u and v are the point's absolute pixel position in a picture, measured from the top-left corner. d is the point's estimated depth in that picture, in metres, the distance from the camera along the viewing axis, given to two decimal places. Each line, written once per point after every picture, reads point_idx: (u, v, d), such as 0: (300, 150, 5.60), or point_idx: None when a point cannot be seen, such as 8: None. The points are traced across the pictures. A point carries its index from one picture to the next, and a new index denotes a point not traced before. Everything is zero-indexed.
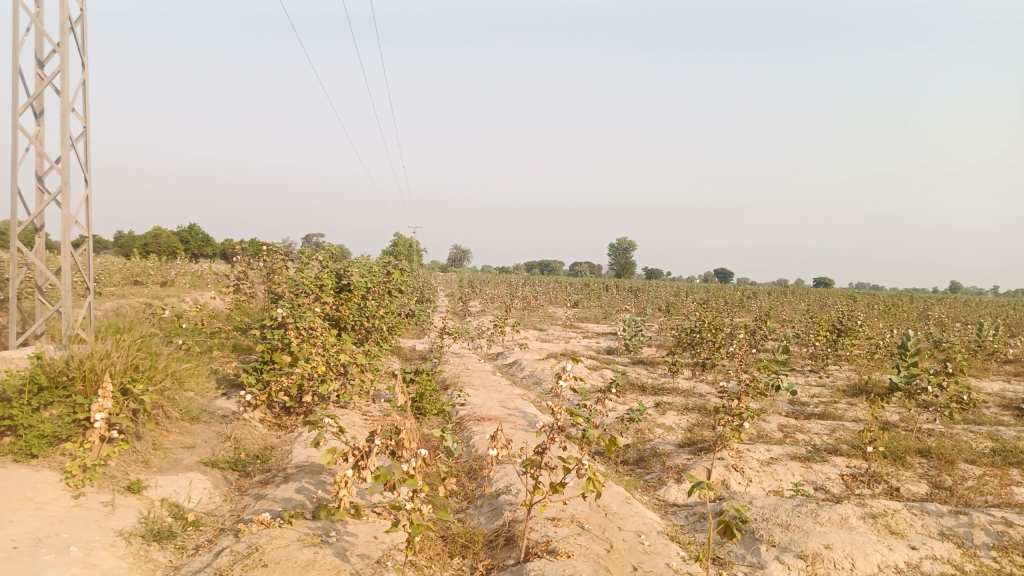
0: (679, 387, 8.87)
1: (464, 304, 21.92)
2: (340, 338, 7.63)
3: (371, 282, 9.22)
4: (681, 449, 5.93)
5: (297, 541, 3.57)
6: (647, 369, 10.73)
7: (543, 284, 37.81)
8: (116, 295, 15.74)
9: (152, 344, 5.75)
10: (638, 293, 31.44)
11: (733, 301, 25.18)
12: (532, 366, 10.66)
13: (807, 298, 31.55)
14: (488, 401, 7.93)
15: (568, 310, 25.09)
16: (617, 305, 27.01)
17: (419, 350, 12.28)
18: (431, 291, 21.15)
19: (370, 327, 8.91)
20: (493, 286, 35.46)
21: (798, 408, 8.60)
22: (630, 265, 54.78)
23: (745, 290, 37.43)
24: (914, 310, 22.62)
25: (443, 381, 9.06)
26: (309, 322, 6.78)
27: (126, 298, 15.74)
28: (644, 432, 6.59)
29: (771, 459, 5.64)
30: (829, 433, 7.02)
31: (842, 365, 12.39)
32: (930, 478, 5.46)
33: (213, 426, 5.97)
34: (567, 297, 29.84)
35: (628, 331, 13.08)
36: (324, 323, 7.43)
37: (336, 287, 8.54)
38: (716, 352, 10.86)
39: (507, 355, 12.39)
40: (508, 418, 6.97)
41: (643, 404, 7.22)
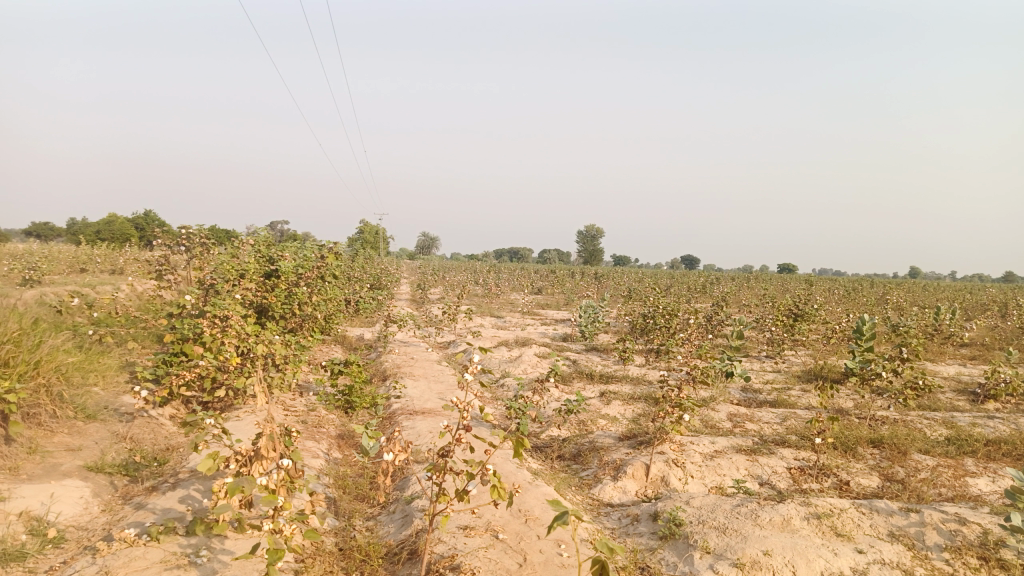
0: (629, 375, 8.52)
1: (422, 291, 21.45)
2: (264, 328, 7.11)
3: (303, 267, 8.66)
4: (621, 443, 5.55)
5: (158, 564, 3.09)
6: (600, 357, 10.37)
7: (507, 270, 37.39)
8: (50, 284, 14.99)
9: (35, 335, 5.18)
10: (603, 279, 31.19)
11: (696, 287, 24.99)
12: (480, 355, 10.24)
13: (769, 283, 31.59)
14: (426, 392, 7.47)
15: (530, 296, 24.75)
16: (580, 291, 26.76)
17: (366, 340, 11.77)
18: (388, 279, 20.62)
19: (302, 315, 8.37)
20: (456, 273, 34.94)
21: (751, 395, 8.31)
22: (596, 252, 54.60)
23: (710, 276, 37.45)
24: (873, 295, 22.71)
25: (381, 372, 8.58)
26: (224, 310, 6.25)
27: (65, 285, 15.02)
28: (585, 424, 6.20)
29: (714, 453, 5.28)
30: (780, 423, 6.72)
31: (799, 350, 12.19)
32: (881, 470, 5.14)
33: (110, 426, 5.43)
34: (530, 283, 29.46)
35: (584, 317, 12.73)
36: (244, 312, 6.90)
37: (262, 272, 7.98)
38: (670, 338, 10.54)
39: (458, 343, 11.95)
40: (442, 411, 6.54)
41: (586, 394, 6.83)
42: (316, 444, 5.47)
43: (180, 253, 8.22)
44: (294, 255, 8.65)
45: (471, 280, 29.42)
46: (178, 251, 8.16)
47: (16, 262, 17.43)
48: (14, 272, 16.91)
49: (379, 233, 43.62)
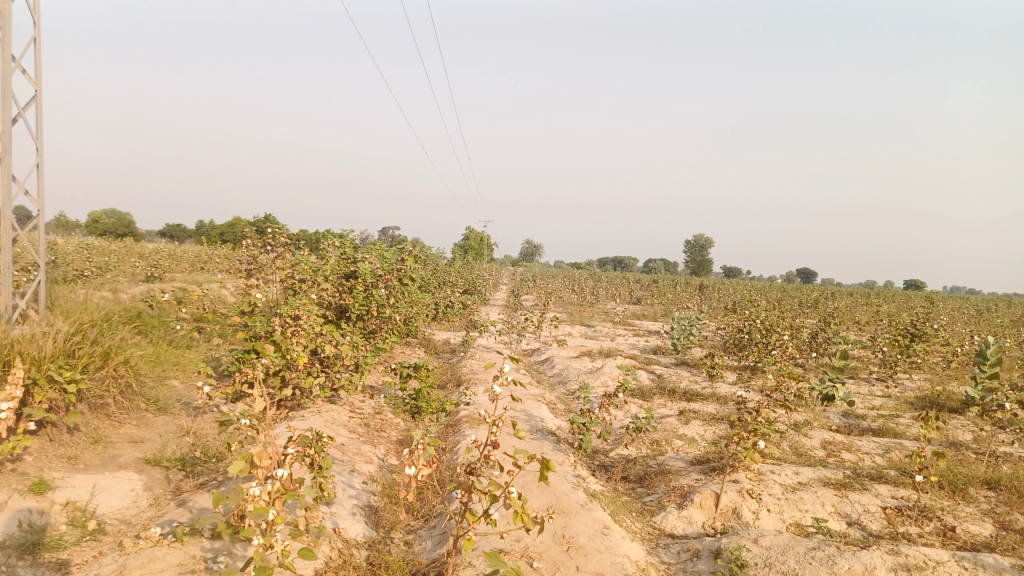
0: (715, 393, 7.98)
1: (518, 298, 21.36)
2: (338, 328, 7.13)
3: (383, 269, 8.65)
4: (693, 466, 5.11)
5: (174, 568, 3.00)
6: (688, 372, 9.83)
7: (607, 280, 36.80)
8: (167, 281, 15.97)
9: (109, 328, 5.34)
10: (705, 291, 30.08)
11: (805, 302, 23.58)
12: (563, 364, 9.95)
13: (890, 300, 29.45)
14: (497, 400, 7.26)
15: (628, 306, 24.15)
16: (681, 302, 25.89)
17: (450, 346, 11.71)
18: (483, 284, 20.65)
19: (380, 317, 8.36)
20: (556, 280, 34.75)
21: (852, 421, 7.57)
22: (704, 263, 52.90)
23: (823, 290, 35.41)
24: (1010, 316, 20.61)
25: (456, 378, 8.44)
26: (295, 307, 6.29)
27: (179, 282, 15.94)
28: (658, 444, 5.78)
29: (797, 484, 4.74)
30: (881, 454, 6.04)
31: (915, 374, 11.12)
32: (996, 517, 4.45)
33: (177, 420, 5.54)
34: (629, 293, 28.79)
35: (679, 327, 12.21)
36: (319, 311, 6.93)
37: (342, 272, 8.04)
38: (766, 354, 9.85)
39: (542, 351, 11.69)
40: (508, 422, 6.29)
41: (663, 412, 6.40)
42: (373, 449, 5.35)
43: (265, 253, 8.40)
44: (376, 257, 8.68)
45: (568, 288, 29.09)
46: (264, 250, 8.34)
47: (140, 259, 18.67)
48: (137, 270, 18.09)
49: (482, 240, 44.03)
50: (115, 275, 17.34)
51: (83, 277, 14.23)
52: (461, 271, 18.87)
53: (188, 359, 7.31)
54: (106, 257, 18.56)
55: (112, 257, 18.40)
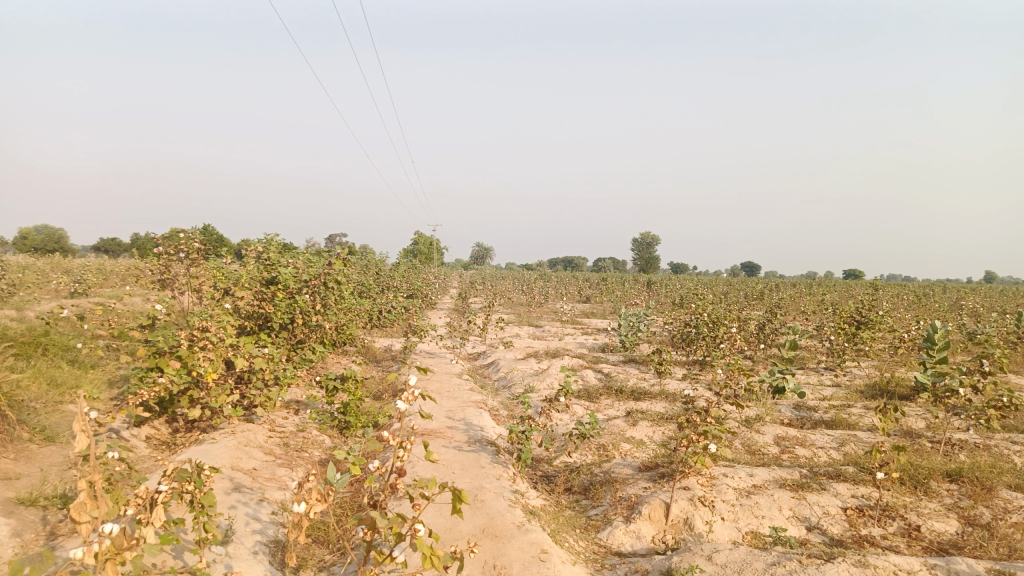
0: (664, 391, 7.64)
1: (464, 301, 20.88)
2: (256, 339, 6.55)
3: (308, 273, 8.04)
4: (641, 473, 4.72)
5: None
6: (636, 370, 9.50)
7: (557, 279, 36.60)
8: (89, 296, 15.02)
9: None
10: (654, 286, 30.14)
11: (751, 295, 23.67)
12: (507, 368, 9.51)
13: (832, 290, 29.96)
14: (433, 410, 6.78)
15: (577, 306, 23.91)
16: (629, 299, 25.76)
17: (390, 354, 11.16)
18: (428, 287, 20.09)
19: (305, 325, 7.78)
20: (504, 282, 34.36)
21: (804, 413, 7.32)
22: (652, 260, 53.23)
23: (768, 282, 35.83)
24: (947, 301, 21.04)
25: (392, 388, 7.91)
26: (202, 318, 5.71)
27: (101, 296, 15.01)
28: (604, 449, 5.38)
29: (752, 487, 4.39)
30: (836, 449, 5.76)
31: (863, 362, 11.03)
32: (961, 513, 4.18)
33: (66, 450, 4.91)
34: (578, 292, 28.54)
35: (627, 324, 11.95)
36: (233, 321, 6.36)
37: (261, 279, 7.45)
38: (715, 348, 9.60)
39: (487, 354, 11.24)
40: (444, 433, 5.81)
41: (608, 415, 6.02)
42: (290, 472, 4.82)
43: (178, 262, 7.75)
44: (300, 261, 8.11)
45: (517, 289, 28.71)
46: (176, 258, 7.70)
47: (61, 274, 17.60)
48: (58, 285, 17.02)
49: (430, 243, 43.34)
50: (31, 291, 16.27)
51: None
52: (403, 274, 18.29)
53: (91, 381, 6.62)
54: (22, 273, 17.40)
55: (29, 274, 17.28)
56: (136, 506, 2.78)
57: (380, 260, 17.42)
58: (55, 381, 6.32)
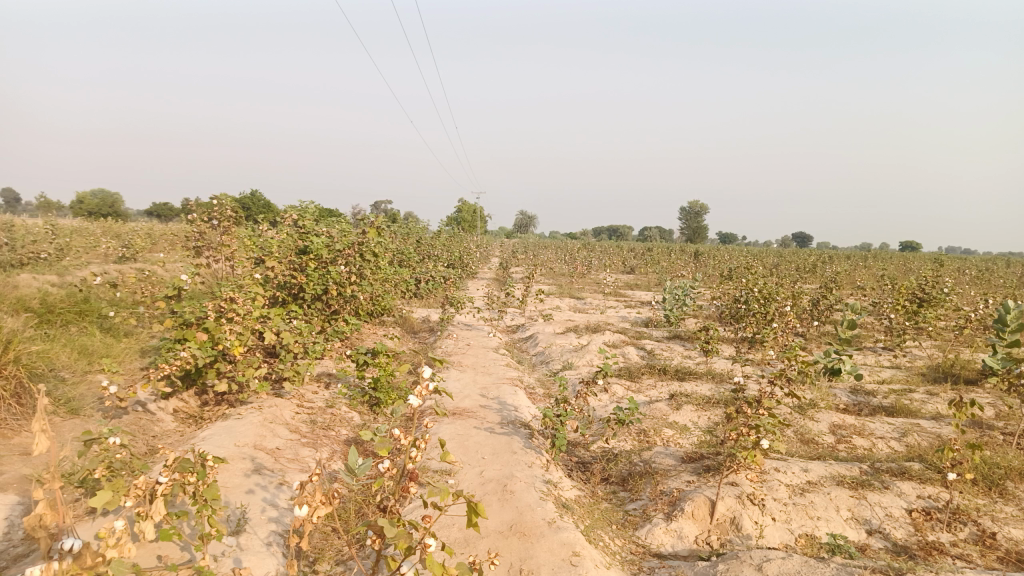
0: (710, 371, 7.26)
1: (506, 270, 20.60)
2: (287, 311, 6.37)
3: (342, 242, 7.82)
4: (685, 464, 4.39)
5: None
6: (681, 348, 9.10)
7: (601, 248, 36.02)
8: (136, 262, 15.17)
9: None
10: (701, 258, 29.39)
11: (803, 268, 22.81)
12: (546, 342, 9.22)
13: (888, 263, 28.78)
14: (468, 387, 6.54)
15: (622, 277, 23.42)
16: (675, 270, 25.14)
17: (428, 325, 10.97)
18: (469, 256, 19.86)
19: (339, 296, 7.58)
20: (547, 251, 33.97)
21: (861, 398, 6.86)
22: (700, 230, 52.09)
23: (821, 255, 34.64)
24: (1014, 277, 19.94)
25: (426, 361, 7.70)
26: (228, 290, 5.53)
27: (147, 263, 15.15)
28: (644, 436, 5.06)
29: (807, 484, 4.02)
30: (898, 440, 5.33)
31: (924, 341, 10.41)
32: None
33: (88, 424, 4.80)
34: (622, 263, 28.00)
35: (672, 298, 11.51)
36: (262, 292, 6.18)
37: (294, 249, 7.27)
38: (765, 326, 9.13)
39: (527, 328, 10.96)
40: (477, 413, 5.56)
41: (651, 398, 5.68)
42: (314, 453, 4.62)
43: (211, 231, 7.62)
44: (334, 230, 7.88)
45: (561, 258, 28.31)
46: (209, 226, 7.56)
47: (110, 239, 17.87)
48: (106, 250, 17.29)
49: (474, 211, 43.07)
50: (81, 256, 16.54)
51: (41, 259, 13.42)
52: (444, 243, 18.06)
53: (123, 351, 6.55)
54: (73, 238, 17.69)
55: (79, 239, 17.56)
56: (135, 498, 2.58)
57: (420, 229, 17.21)
58: (85, 350, 6.25)
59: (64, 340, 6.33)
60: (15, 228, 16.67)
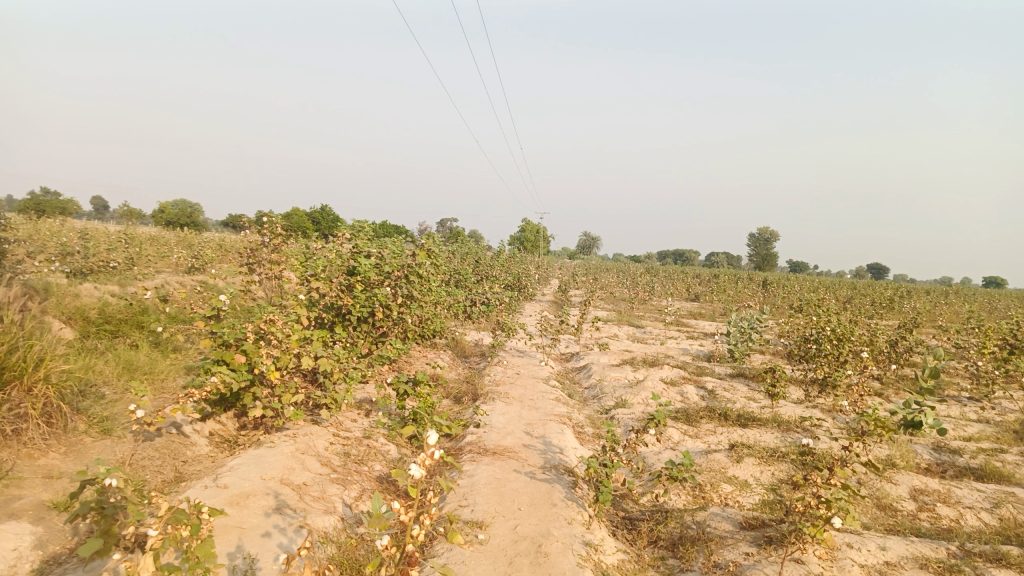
0: (775, 418, 6.73)
1: (565, 293, 20.24)
2: (329, 335, 6.20)
3: (393, 263, 7.63)
4: (743, 530, 3.94)
5: None
6: (744, 388, 8.56)
7: (665, 274, 35.19)
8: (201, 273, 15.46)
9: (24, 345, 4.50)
10: (770, 288, 28.32)
11: (879, 302, 21.68)
12: (600, 375, 8.82)
13: (972, 301, 27.17)
14: (512, 422, 6.21)
15: (684, 305, 22.73)
16: (742, 300, 24.28)
17: (480, 350, 10.69)
18: (528, 278, 19.56)
19: (386, 319, 7.39)
20: (609, 274, 33.45)
21: (945, 456, 6.22)
22: (769, 258, 50.57)
23: (900, 289, 32.94)
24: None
25: (473, 391, 7.40)
26: (268, 312, 5.38)
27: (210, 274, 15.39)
28: (700, 491, 4.62)
29: (885, 566, 3.51)
30: (990, 512, 4.72)
31: (1014, 392, 9.54)
32: None
33: (119, 446, 4.67)
34: (686, 290, 27.22)
35: (736, 331, 10.96)
36: (305, 314, 6.02)
37: (343, 269, 7.11)
38: (836, 368, 8.51)
39: (581, 357, 10.57)
40: (519, 454, 5.22)
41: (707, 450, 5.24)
42: (342, 491, 4.37)
43: (262, 249, 7.56)
44: (385, 251, 7.71)
45: (622, 283, 27.77)
46: (260, 244, 7.51)
47: (179, 248, 18.31)
48: (174, 260, 17.71)
49: (538, 231, 42.85)
50: (151, 266, 16.99)
51: (110, 268, 13.79)
52: (503, 264, 17.85)
53: (168, 368, 6.49)
54: (145, 247, 18.24)
55: (152, 250, 18.10)
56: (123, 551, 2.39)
57: (480, 249, 17.04)
58: (130, 365, 6.20)
59: (111, 354, 6.31)
60: (92, 237, 17.25)
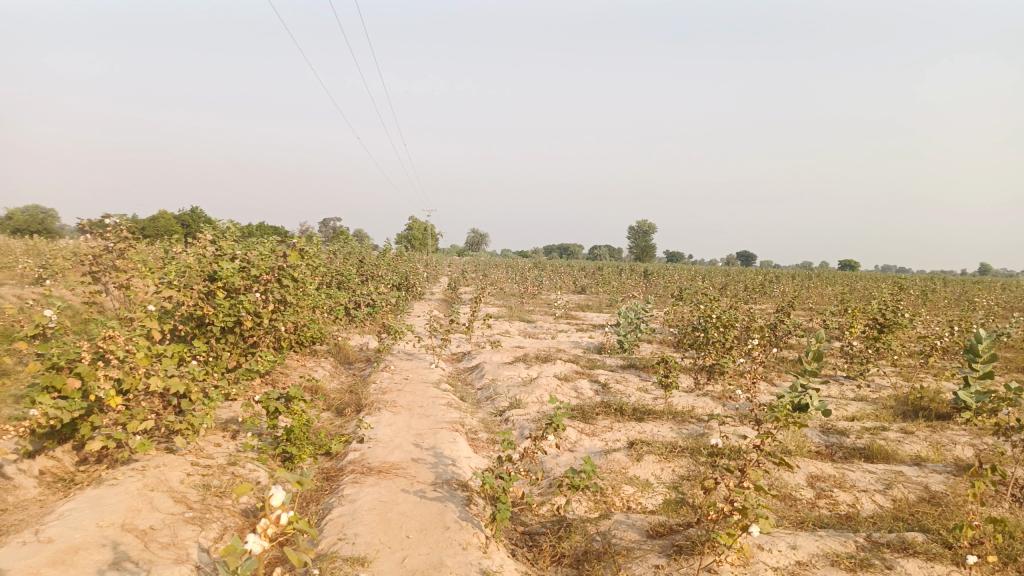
0: (671, 410, 6.61)
1: (454, 291, 19.84)
2: (186, 350, 5.47)
3: (263, 265, 6.93)
4: (651, 540, 3.67)
5: None
6: (637, 379, 8.46)
7: (553, 268, 35.45)
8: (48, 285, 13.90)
9: None
10: (652, 277, 29.07)
11: (754, 287, 22.67)
12: (492, 374, 8.46)
13: (834, 283, 29.03)
14: (400, 433, 5.72)
15: (573, 298, 22.88)
16: (627, 290, 24.75)
17: (365, 355, 10.08)
18: (415, 276, 18.97)
19: (255, 327, 6.70)
20: (498, 270, 33.33)
21: (835, 438, 6.28)
22: (650, 249, 52.26)
23: (771, 274, 34.75)
24: (956, 297, 20.11)
25: (356, 402, 6.85)
26: (107, 328, 4.62)
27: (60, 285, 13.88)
28: (602, 497, 4.33)
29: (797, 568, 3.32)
30: (885, 494, 4.71)
31: (885, 368, 10.00)
32: None
33: None
34: (573, 283, 27.46)
35: (625, 322, 10.92)
36: (156, 328, 5.28)
37: (203, 274, 6.36)
38: (724, 355, 8.57)
39: (472, 356, 10.19)
40: (406, 470, 4.76)
41: (606, 453, 4.97)
42: (199, 533, 3.77)
43: (107, 254, 6.64)
44: (252, 251, 6.99)
45: (511, 278, 27.70)
46: (104, 249, 6.58)
47: (24, 258, 16.46)
48: (18, 271, 15.90)
49: (424, 228, 42.12)
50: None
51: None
52: (388, 263, 17.21)
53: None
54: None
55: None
56: None
57: (362, 248, 16.30)
58: None
59: None
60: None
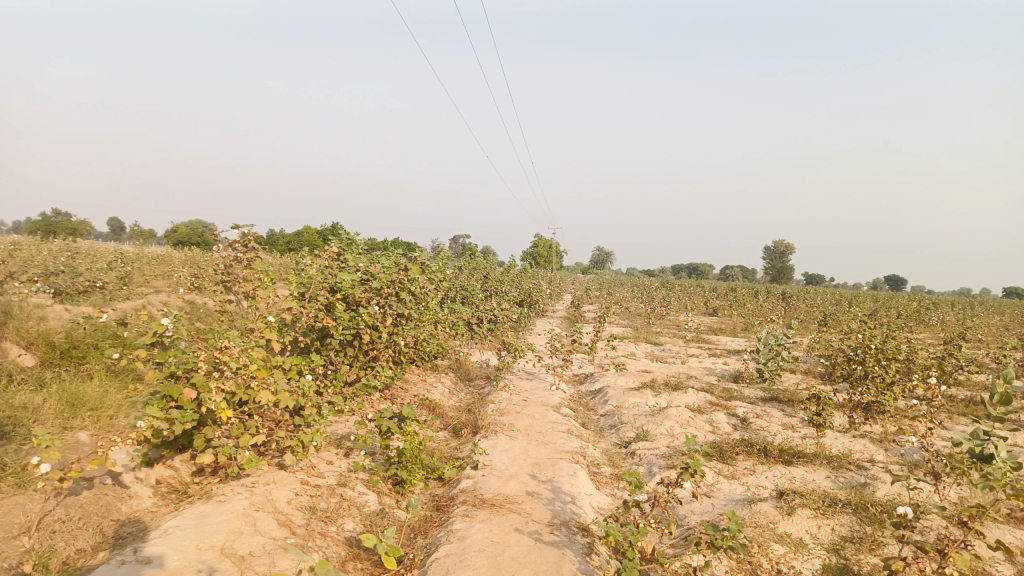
0: (823, 453, 5.81)
1: (579, 309, 19.40)
2: (302, 362, 5.34)
3: (384, 278, 6.77)
4: None
5: None
6: (780, 414, 7.64)
7: (682, 288, 34.22)
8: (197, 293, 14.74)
9: None
10: (791, 301, 27.23)
11: (908, 314, 20.67)
12: (618, 401, 7.92)
13: (1003, 312, 26.04)
14: (517, 462, 5.32)
15: (704, 320, 21.79)
16: (763, 314, 23.31)
17: (486, 373, 9.79)
18: (539, 292, 18.65)
19: (373, 341, 6.54)
20: (624, 288, 32.56)
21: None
22: (787, 270, 49.50)
23: (928, 301, 31.68)
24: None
25: (473, 423, 6.52)
26: (223, 338, 4.52)
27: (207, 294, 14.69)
28: (746, 558, 3.70)
29: None
30: None
31: None
32: None
33: (37, 504, 3.83)
34: (704, 304, 26.18)
35: (765, 349, 10.04)
36: (274, 339, 5.18)
37: (325, 286, 6.26)
38: (884, 392, 7.57)
39: (596, 379, 9.68)
40: (521, 505, 4.33)
41: (748, 504, 4.32)
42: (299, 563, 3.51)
43: (238, 264, 6.57)
44: (373, 263, 6.86)
45: (638, 297, 26.90)
46: (234, 258, 6.52)
47: (179, 267, 17.63)
48: (172, 278, 17.01)
49: (550, 245, 41.93)
50: (149, 286, 16.30)
51: (96, 288, 13.08)
52: (513, 279, 17.03)
53: (122, 401, 5.65)
54: (144, 267, 17.63)
55: (151, 269, 17.45)
56: None
57: (486, 263, 16.17)
58: (77, 399, 5.37)
59: (54, 386, 5.46)
60: (85, 255, 16.58)
